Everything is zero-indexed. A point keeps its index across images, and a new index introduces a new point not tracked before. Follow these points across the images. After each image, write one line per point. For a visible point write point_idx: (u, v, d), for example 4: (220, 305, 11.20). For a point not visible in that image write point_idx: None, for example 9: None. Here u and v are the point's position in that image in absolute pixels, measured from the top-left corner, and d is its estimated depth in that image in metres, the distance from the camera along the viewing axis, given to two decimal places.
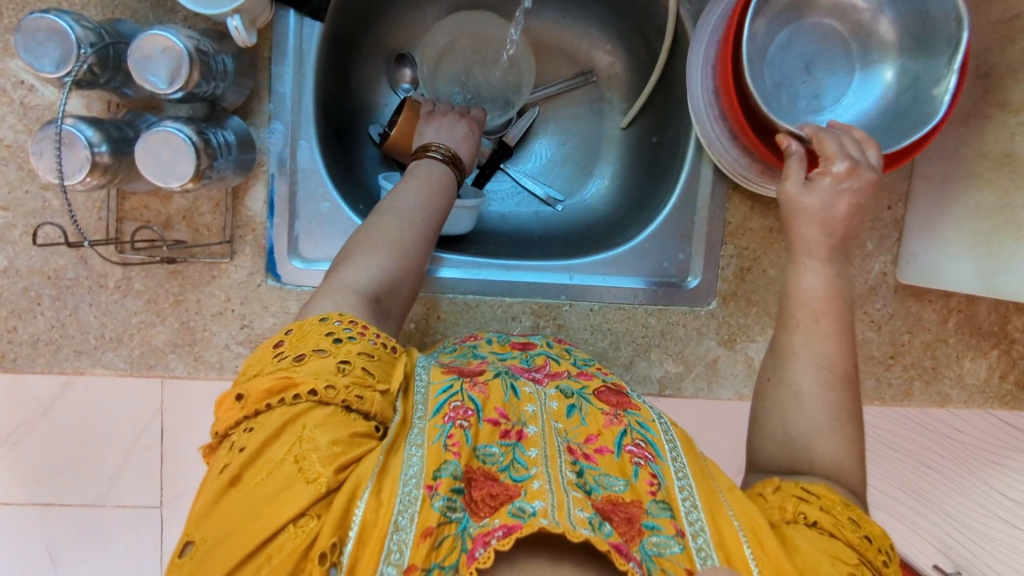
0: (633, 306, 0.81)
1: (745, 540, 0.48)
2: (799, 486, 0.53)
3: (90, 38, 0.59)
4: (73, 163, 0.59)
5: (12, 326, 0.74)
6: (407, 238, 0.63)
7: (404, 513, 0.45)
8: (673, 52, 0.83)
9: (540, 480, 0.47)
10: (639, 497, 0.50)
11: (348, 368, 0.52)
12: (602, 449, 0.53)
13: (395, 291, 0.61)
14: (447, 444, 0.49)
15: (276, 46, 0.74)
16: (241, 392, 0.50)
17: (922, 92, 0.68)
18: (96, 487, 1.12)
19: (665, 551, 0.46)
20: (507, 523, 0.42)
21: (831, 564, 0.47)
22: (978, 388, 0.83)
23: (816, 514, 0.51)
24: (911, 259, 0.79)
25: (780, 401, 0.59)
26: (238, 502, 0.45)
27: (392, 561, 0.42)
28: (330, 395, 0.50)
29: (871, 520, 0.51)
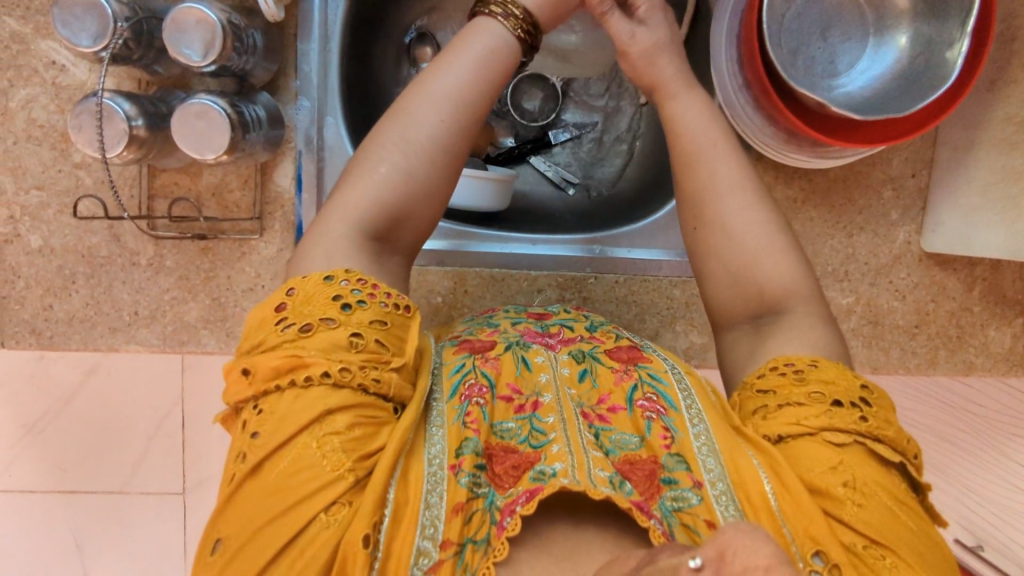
0: (657, 278, 0.81)
1: (761, 476, 0.48)
2: (756, 387, 0.53)
3: (125, 13, 0.61)
4: (112, 136, 0.61)
5: (48, 304, 0.75)
6: (431, 153, 0.54)
7: (434, 491, 0.45)
8: (697, 21, 0.84)
9: (559, 444, 0.49)
10: (653, 453, 0.50)
11: (361, 342, 0.47)
12: (615, 408, 0.54)
13: (408, 217, 0.54)
14: (465, 423, 0.50)
15: (301, 23, 0.75)
16: (247, 366, 0.47)
17: (935, 56, 0.67)
18: (120, 473, 1.18)
19: (685, 505, 0.47)
20: (530, 488, 0.45)
21: (828, 476, 0.47)
22: (1003, 357, 0.83)
23: (783, 412, 0.50)
24: (936, 227, 0.79)
25: (716, 248, 0.57)
26: (261, 490, 0.43)
27: (427, 535, 0.44)
28: (344, 377, 0.45)
29: (824, 373, 0.50)
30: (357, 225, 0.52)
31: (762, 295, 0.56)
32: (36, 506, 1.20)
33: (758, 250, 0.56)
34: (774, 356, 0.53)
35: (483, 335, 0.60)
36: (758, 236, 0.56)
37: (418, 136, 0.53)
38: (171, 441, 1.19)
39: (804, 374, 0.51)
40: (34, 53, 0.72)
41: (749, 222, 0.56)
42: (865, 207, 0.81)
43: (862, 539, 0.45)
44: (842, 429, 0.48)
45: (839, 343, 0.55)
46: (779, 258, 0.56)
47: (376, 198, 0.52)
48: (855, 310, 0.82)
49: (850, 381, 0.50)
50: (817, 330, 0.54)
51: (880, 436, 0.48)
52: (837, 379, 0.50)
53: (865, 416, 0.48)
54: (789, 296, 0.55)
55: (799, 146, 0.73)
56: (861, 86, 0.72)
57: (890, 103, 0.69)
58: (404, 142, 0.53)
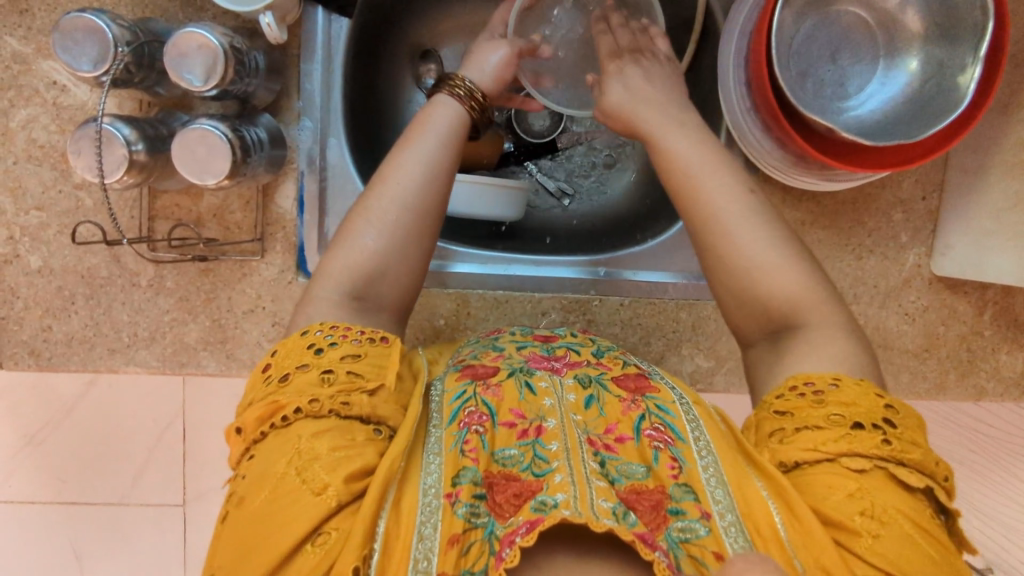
0: (663, 300, 0.80)
1: (772, 506, 0.48)
2: (773, 407, 0.52)
3: (126, 37, 0.60)
4: (112, 161, 0.61)
5: (47, 325, 0.74)
6: (402, 218, 0.57)
7: (427, 523, 0.45)
8: (703, 40, 0.83)
9: (562, 474, 0.47)
10: (661, 483, 0.49)
11: (333, 377, 0.49)
12: (622, 438, 0.53)
13: (385, 277, 0.56)
14: (463, 451, 0.50)
15: (304, 43, 0.74)
16: (239, 425, 0.50)
17: (947, 80, 0.66)
18: (119, 485, 1.18)
19: (692, 536, 0.46)
20: (530, 518, 0.43)
21: (844, 504, 0.46)
22: (1014, 381, 0.82)
23: (799, 436, 0.49)
24: (946, 251, 0.78)
25: (726, 270, 0.56)
26: (250, 527, 0.44)
27: (421, 569, 0.43)
28: (315, 408, 0.48)
29: (844, 393, 0.49)
30: (340, 289, 0.55)
31: (774, 311, 0.55)
32: (35, 520, 1.20)
33: (763, 268, 0.55)
34: (791, 374, 0.52)
35: (487, 360, 0.59)
36: (763, 253, 0.55)
37: (391, 211, 0.56)
38: (170, 452, 1.17)
39: (824, 394, 0.50)
40: (35, 73, 0.71)
41: (753, 240, 0.56)
42: (874, 229, 0.80)
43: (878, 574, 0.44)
44: (862, 453, 0.47)
45: (862, 351, 0.53)
46: (787, 271, 0.55)
47: (354, 264, 0.55)
48: (864, 334, 0.80)
49: (872, 401, 0.49)
50: (838, 340, 0.53)
51: (905, 459, 0.47)
52: (857, 399, 0.49)
53: (887, 439, 0.47)
54: (800, 308, 0.54)
55: (808, 169, 0.72)
56: (871, 109, 0.71)
57: (900, 128, 0.68)
58: (374, 211, 0.57)
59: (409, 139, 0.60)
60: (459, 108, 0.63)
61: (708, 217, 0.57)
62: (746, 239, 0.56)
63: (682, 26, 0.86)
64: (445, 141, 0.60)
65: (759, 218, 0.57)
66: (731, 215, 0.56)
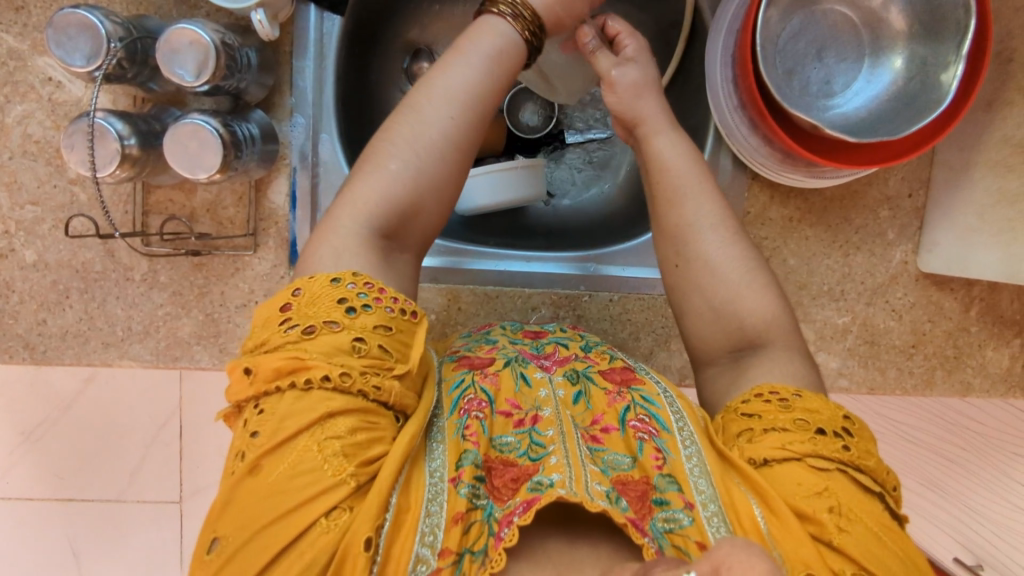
0: (652, 296, 0.81)
1: (750, 500, 0.48)
2: (740, 410, 0.53)
3: (119, 32, 0.61)
4: (104, 155, 0.62)
5: (42, 319, 0.75)
6: (443, 155, 0.56)
7: (434, 501, 0.46)
8: (692, 39, 0.84)
9: (557, 455, 0.49)
10: (646, 473, 0.50)
11: (364, 347, 0.47)
12: (608, 428, 0.54)
13: (416, 216, 0.56)
14: (465, 436, 0.50)
15: (296, 40, 0.75)
16: (248, 366, 0.47)
17: (931, 77, 0.67)
18: (117, 482, 1.18)
19: (676, 527, 0.48)
20: (527, 498, 0.45)
21: (814, 500, 0.47)
22: (1001, 377, 0.82)
23: (768, 435, 0.50)
24: (933, 248, 0.78)
25: (695, 283, 0.60)
26: (259, 493, 0.44)
27: (427, 542, 0.44)
28: (347, 384, 0.46)
29: (802, 399, 0.52)
30: (364, 224, 0.53)
31: (742, 329, 0.58)
32: (34, 515, 1.21)
33: (740, 287, 0.58)
34: (758, 384, 0.54)
35: (482, 352, 0.60)
36: (740, 275, 0.58)
37: (415, 137, 0.55)
38: (165, 450, 1.17)
39: (789, 402, 0.51)
40: (32, 69, 0.72)
41: (735, 264, 0.59)
42: (861, 226, 0.80)
43: (852, 567, 0.45)
44: (825, 456, 0.49)
45: (816, 374, 0.56)
46: (758, 293, 0.58)
47: (381, 193, 0.54)
48: (851, 330, 0.81)
49: (832, 409, 0.51)
50: (795, 361, 0.56)
51: (861, 464, 0.49)
52: (820, 407, 0.51)
53: (848, 445, 0.49)
54: (769, 331, 0.57)
55: (795, 166, 0.73)
56: (857, 107, 0.72)
57: (883, 125, 0.69)
58: (408, 138, 0.55)
59: (451, 62, 0.57)
60: (512, 34, 0.58)
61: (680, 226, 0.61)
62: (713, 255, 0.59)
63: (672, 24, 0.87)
64: (493, 67, 0.57)
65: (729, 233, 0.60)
66: (704, 226, 0.60)
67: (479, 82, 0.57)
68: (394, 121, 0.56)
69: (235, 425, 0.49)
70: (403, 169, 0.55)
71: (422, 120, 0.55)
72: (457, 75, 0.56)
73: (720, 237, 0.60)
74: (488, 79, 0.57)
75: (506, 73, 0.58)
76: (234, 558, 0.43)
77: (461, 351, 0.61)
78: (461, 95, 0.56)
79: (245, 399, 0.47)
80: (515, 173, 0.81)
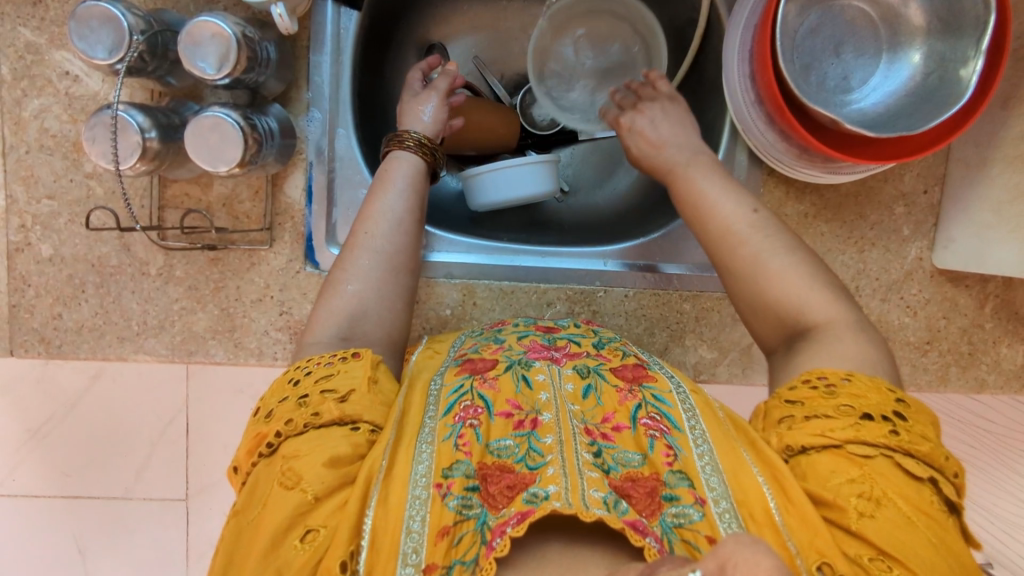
0: (667, 292, 0.81)
1: (767, 491, 0.49)
2: (784, 397, 0.53)
3: (141, 26, 0.61)
4: (126, 148, 0.62)
5: (58, 313, 0.75)
6: (391, 265, 0.62)
7: (416, 517, 0.45)
8: (706, 37, 0.85)
9: (555, 466, 0.48)
10: (656, 471, 0.50)
11: (308, 399, 0.51)
12: (619, 426, 0.54)
13: (367, 316, 0.59)
14: (457, 444, 0.50)
15: (314, 34, 0.75)
16: (235, 464, 0.52)
17: (949, 73, 0.67)
18: (124, 479, 1.18)
19: (685, 521, 0.47)
20: (521, 510, 0.44)
21: (845, 487, 0.47)
22: (1015, 374, 0.82)
23: (808, 422, 0.51)
24: (948, 244, 0.78)
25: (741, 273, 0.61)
26: (241, 546, 0.46)
27: (410, 562, 0.43)
28: (292, 428, 0.49)
29: (849, 384, 0.51)
30: (332, 334, 0.57)
31: (792, 318, 0.58)
32: (41, 512, 1.21)
33: (778, 269, 0.59)
34: (807, 369, 0.54)
35: (486, 354, 0.60)
36: (773, 255, 0.60)
37: (364, 257, 0.62)
38: (172, 447, 1.17)
39: (835, 387, 0.51)
40: (48, 63, 0.72)
41: (766, 254, 0.60)
42: (876, 222, 0.80)
43: (870, 552, 0.45)
44: (869, 441, 0.48)
45: (875, 347, 0.55)
46: (795, 275, 0.59)
47: (348, 309, 0.59)
48: None
49: (883, 396, 0.50)
50: (847, 341, 0.55)
51: (911, 449, 0.48)
52: (867, 393, 0.50)
53: (896, 429, 0.49)
54: (818, 312, 0.57)
55: (812, 162, 0.73)
56: (875, 102, 0.72)
57: (902, 120, 0.69)
58: (354, 261, 0.61)
59: (379, 193, 0.66)
60: (415, 159, 0.69)
61: (714, 223, 0.62)
62: (762, 251, 0.60)
63: (687, 21, 0.87)
64: (412, 186, 0.67)
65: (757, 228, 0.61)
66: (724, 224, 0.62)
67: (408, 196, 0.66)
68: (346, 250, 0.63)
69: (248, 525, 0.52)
70: (361, 286, 0.60)
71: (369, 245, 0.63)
72: (391, 201, 0.65)
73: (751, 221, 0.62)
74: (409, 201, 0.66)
75: (420, 190, 0.68)
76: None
77: (467, 353, 0.61)
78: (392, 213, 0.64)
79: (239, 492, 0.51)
80: (529, 167, 0.81)
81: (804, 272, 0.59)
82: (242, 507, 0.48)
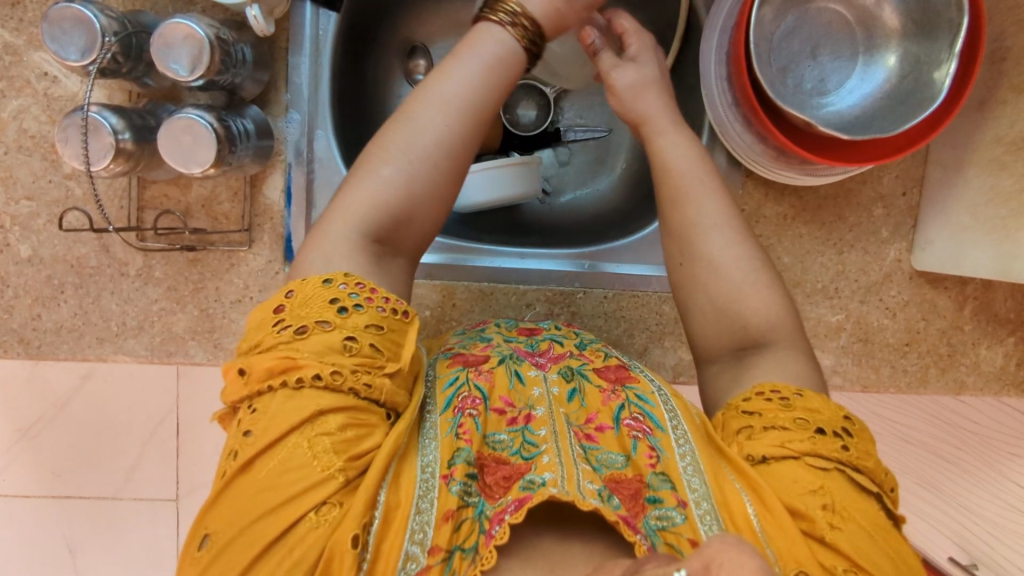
0: (646, 293, 0.81)
1: (744, 498, 0.49)
2: (740, 408, 0.53)
3: (113, 27, 0.61)
4: (99, 149, 0.62)
5: (37, 314, 0.75)
6: (437, 159, 0.55)
7: (425, 498, 0.46)
8: (686, 38, 0.85)
9: (550, 454, 0.49)
10: (639, 472, 0.50)
11: (355, 345, 0.47)
12: (603, 426, 0.54)
13: (411, 219, 0.55)
14: (458, 434, 0.50)
15: (292, 36, 0.75)
16: (243, 366, 0.48)
17: (923, 75, 0.67)
18: (113, 479, 1.17)
19: (669, 524, 0.47)
20: (519, 497, 0.45)
21: (810, 497, 0.47)
22: (995, 376, 0.82)
23: (768, 433, 0.51)
24: (926, 246, 0.79)
25: (703, 284, 0.59)
26: (249, 489, 0.44)
27: (416, 540, 0.44)
28: (336, 381, 0.46)
29: (807, 402, 0.51)
30: (361, 225, 0.53)
31: (746, 329, 0.57)
32: (29, 512, 1.21)
33: (742, 286, 0.57)
34: (758, 382, 0.54)
35: (476, 350, 0.60)
36: (742, 275, 0.58)
37: (418, 144, 0.54)
38: (159, 446, 1.17)
39: (790, 400, 0.51)
40: (27, 64, 0.72)
41: (740, 267, 0.58)
42: (855, 224, 0.80)
43: (842, 563, 0.46)
44: (826, 455, 0.49)
45: (817, 372, 0.56)
46: (761, 293, 0.57)
47: (377, 198, 0.53)
48: (846, 328, 0.81)
49: (834, 410, 0.51)
50: (796, 361, 0.55)
51: (861, 465, 0.49)
52: (821, 407, 0.51)
53: (847, 445, 0.49)
54: (773, 331, 0.57)
55: (789, 163, 0.73)
56: (851, 105, 0.72)
57: (877, 122, 0.69)
58: (409, 140, 0.54)
59: (454, 62, 0.56)
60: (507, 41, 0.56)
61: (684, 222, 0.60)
62: (731, 262, 0.58)
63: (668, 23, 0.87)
64: (492, 72, 0.56)
65: (740, 239, 0.59)
66: (709, 226, 0.59)
67: (481, 84, 0.56)
68: (393, 123, 0.55)
69: (229, 426, 0.50)
70: (403, 174, 0.54)
71: (415, 127, 0.54)
72: (459, 76, 0.55)
73: (725, 238, 0.59)
74: (483, 83, 0.56)
75: (505, 74, 0.57)
76: (224, 553, 0.43)
77: (455, 347, 0.61)
78: (450, 104, 0.55)
79: (236, 396, 0.48)
80: (512, 169, 0.81)
81: (768, 298, 0.57)
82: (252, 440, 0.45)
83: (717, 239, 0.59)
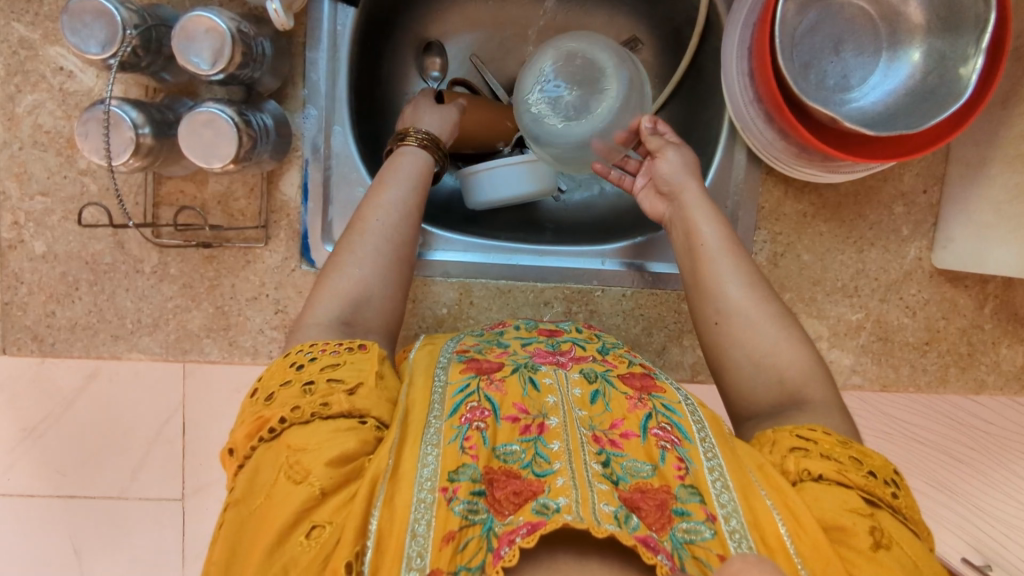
0: (665, 291, 0.81)
1: (778, 518, 0.48)
2: (795, 433, 0.54)
3: (134, 20, 0.61)
4: (118, 143, 0.61)
5: (51, 311, 0.74)
6: (384, 249, 0.65)
7: (421, 521, 0.44)
8: (705, 35, 0.84)
9: (564, 476, 0.46)
10: (666, 483, 0.49)
11: (313, 386, 0.52)
12: (627, 434, 0.53)
13: (369, 302, 0.62)
14: (464, 447, 0.49)
15: (310, 31, 0.75)
16: (231, 447, 0.52)
17: (948, 71, 0.66)
18: (120, 479, 1.16)
19: (697, 538, 0.46)
20: (531, 520, 0.42)
21: (857, 521, 0.48)
22: (1014, 375, 0.82)
23: (822, 461, 0.52)
24: (948, 244, 0.78)
25: (738, 339, 0.62)
26: (247, 527, 0.46)
27: (415, 567, 0.42)
28: (298, 415, 0.50)
29: (871, 454, 0.53)
30: (330, 315, 0.60)
31: (782, 384, 0.60)
32: (35, 514, 1.20)
33: (774, 341, 0.61)
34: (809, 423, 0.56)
35: (491, 356, 0.59)
36: (773, 330, 0.61)
37: (369, 246, 0.64)
38: (168, 446, 1.16)
39: (845, 440, 0.54)
40: (42, 59, 0.72)
41: (766, 322, 0.62)
42: (875, 222, 0.80)
43: None
44: (876, 493, 0.50)
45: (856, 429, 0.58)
46: (793, 347, 0.61)
47: (343, 291, 0.61)
48: (865, 327, 0.81)
49: (884, 460, 0.53)
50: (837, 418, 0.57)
51: (908, 515, 0.51)
52: (873, 454, 0.53)
53: (895, 491, 0.51)
54: (807, 385, 0.59)
55: (811, 161, 0.72)
56: (874, 101, 0.72)
57: (902, 119, 0.68)
58: (357, 244, 0.64)
59: (384, 183, 0.69)
60: (424, 155, 0.72)
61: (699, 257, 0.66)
62: (761, 311, 0.62)
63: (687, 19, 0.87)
64: (416, 187, 0.69)
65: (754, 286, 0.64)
66: (726, 278, 0.64)
67: (409, 197, 0.68)
68: (346, 236, 0.65)
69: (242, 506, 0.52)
70: (363, 270, 0.63)
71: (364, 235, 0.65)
72: (393, 194, 0.68)
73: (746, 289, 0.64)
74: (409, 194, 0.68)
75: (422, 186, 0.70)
76: None
77: (470, 351, 0.60)
78: (391, 210, 0.67)
79: (231, 476, 0.51)
80: (523, 167, 0.80)
81: (801, 354, 0.60)
82: (243, 495, 0.48)
83: (738, 293, 0.63)
